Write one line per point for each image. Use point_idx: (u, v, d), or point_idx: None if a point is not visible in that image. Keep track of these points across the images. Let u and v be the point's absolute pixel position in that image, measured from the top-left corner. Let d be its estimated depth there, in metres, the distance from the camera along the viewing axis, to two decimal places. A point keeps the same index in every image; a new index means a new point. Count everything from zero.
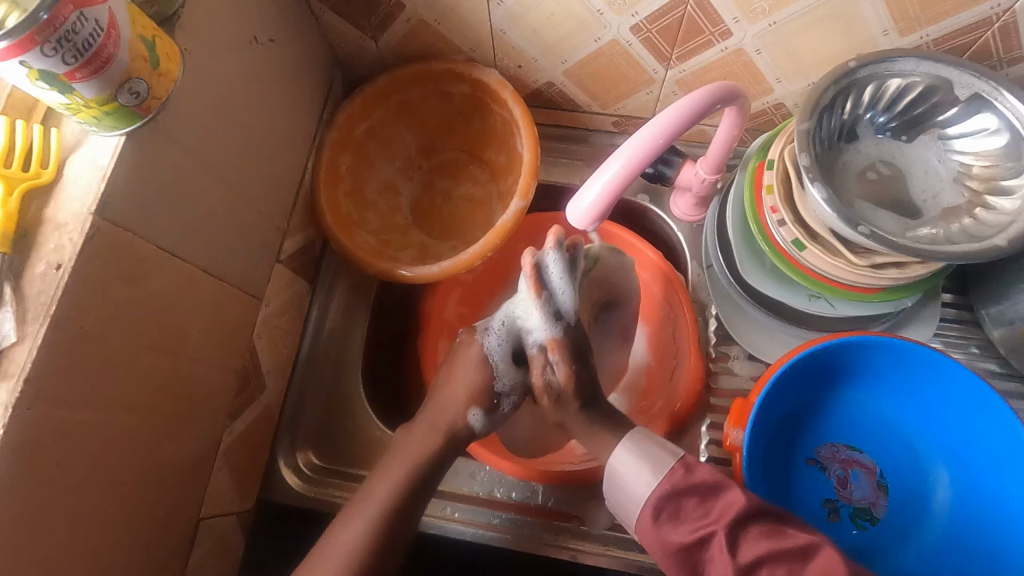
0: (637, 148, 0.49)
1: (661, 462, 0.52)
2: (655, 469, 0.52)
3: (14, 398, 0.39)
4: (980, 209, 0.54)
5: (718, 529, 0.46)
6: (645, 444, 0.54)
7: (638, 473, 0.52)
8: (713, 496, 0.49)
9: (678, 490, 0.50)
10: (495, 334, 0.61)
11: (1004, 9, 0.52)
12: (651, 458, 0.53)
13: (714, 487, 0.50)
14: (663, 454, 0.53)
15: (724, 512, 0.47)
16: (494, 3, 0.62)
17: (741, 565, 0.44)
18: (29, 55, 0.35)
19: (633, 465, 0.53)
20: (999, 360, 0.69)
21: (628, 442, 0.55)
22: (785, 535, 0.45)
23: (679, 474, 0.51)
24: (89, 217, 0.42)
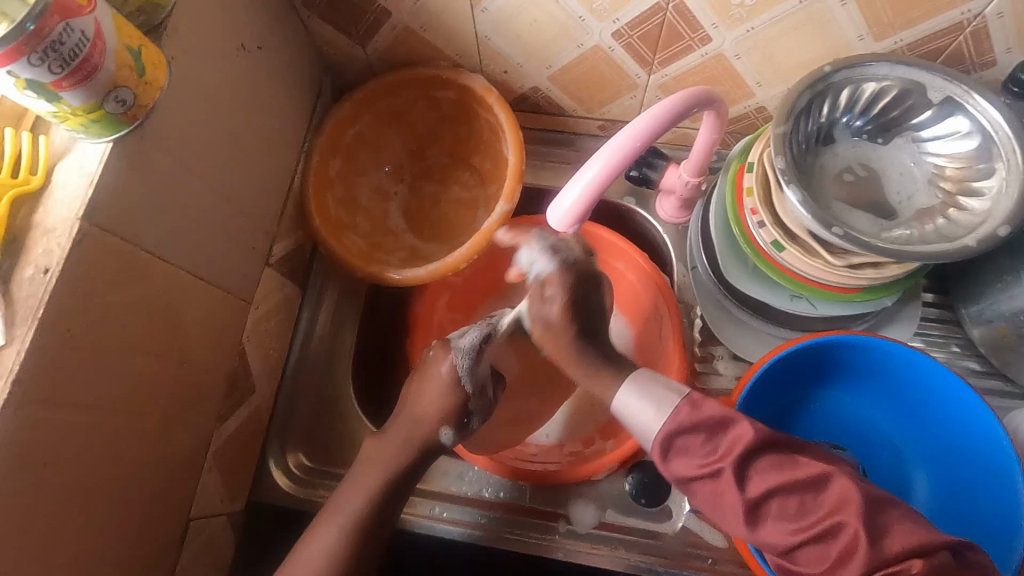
0: (614, 151, 0.50)
1: (666, 401, 0.51)
2: (660, 408, 0.51)
3: (3, 399, 0.40)
4: (953, 209, 0.54)
5: (725, 466, 0.46)
6: (652, 385, 0.53)
7: (644, 411, 0.52)
8: (721, 432, 0.48)
9: (685, 429, 0.49)
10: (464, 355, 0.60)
11: (974, 14, 0.53)
12: (657, 397, 0.52)
13: (721, 422, 0.48)
14: (669, 393, 0.51)
15: (731, 448, 0.46)
16: (478, 10, 0.63)
17: (751, 499, 0.45)
18: (17, 65, 0.37)
19: (640, 403, 0.52)
20: (979, 359, 0.70)
21: (632, 384, 0.54)
22: (798, 464, 0.45)
23: (685, 411, 0.49)
24: (77, 223, 0.43)
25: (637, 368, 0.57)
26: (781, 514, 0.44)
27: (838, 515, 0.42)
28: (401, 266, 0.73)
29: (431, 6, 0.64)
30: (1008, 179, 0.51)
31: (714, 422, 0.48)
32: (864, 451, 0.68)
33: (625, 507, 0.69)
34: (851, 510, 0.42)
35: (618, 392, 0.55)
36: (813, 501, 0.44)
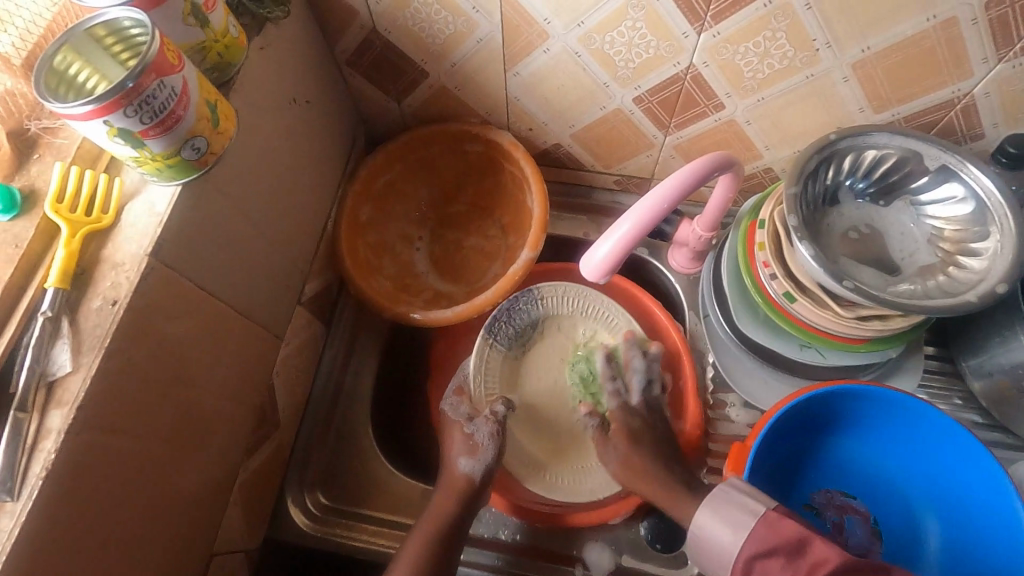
0: (643, 209, 0.53)
1: (742, 523, 0.53)
2: (738, 529, 0.53)
3: (67, 424, 0.42)
4: (953, 267, 0.58)
5: None
6: (727, 505, 0.55)
7: (721, 532, 0.54)
8: (799, 554, 0.49)
9: (762, 552, 0.51)
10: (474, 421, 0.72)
11: (963, 93, 0.59)
12: (733, 519, 0.54)
13: (798, 544, 0.49)
14: (744, 517, 0.53)
15: (812, 571, 0.47)
16: (510, 74, 0.69)
17: None
18: (113, 116, 0.40)
19: (716, 524, 0.55)
20: (981, 411, 0.73)
21: (707, 508, 0.56)
22: None
23: (762, 531, 0.52)
24: (145, 259, 0.46)
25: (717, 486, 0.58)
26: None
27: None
28: (425, 307, 0.76)
29: (468, 68, 0.70)
30: (1002, 240, 0.55)
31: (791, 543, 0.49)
32: (874, 499, 0.69)
33: (642, 552, 0.69)
34: None
35: (695, 524, 0.57)
36: None
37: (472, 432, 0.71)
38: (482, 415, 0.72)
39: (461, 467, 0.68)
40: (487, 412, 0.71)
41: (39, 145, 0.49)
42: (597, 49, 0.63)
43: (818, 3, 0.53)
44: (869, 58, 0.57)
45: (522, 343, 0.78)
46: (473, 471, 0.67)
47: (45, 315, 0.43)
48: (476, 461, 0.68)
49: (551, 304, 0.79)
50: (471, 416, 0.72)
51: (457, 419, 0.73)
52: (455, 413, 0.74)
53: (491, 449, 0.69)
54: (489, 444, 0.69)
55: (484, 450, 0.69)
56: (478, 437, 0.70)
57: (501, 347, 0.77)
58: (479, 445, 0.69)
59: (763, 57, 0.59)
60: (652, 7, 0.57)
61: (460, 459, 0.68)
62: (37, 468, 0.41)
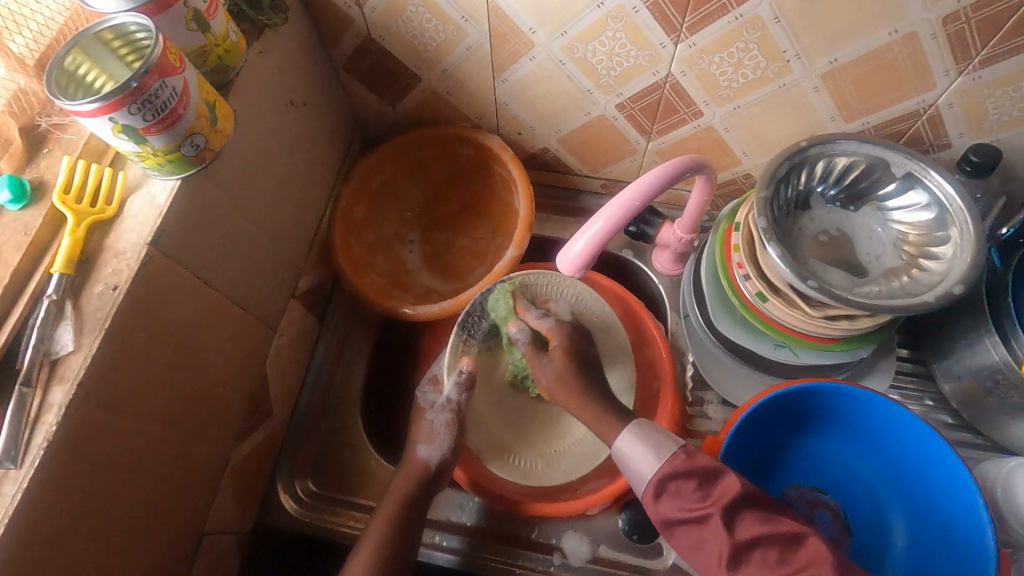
0: (616, 207, 0.55)
1: (665, 447, 0.55)
2: (660, 451, 0.55)
3: (68, 399, 0.44)
4: (916, 269, 0.61)
5: (713, 512, 0.49)
6: (649, 432, 0.57)
7: (643, 454, 0.55)
8: (711, 482, 0.51)
9: (679, 473, 0.52)
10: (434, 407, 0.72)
11: (928, 104, 0.61)
12: (655, 442, 0.56)
13: (713, 473, 0.52)
14: (666, 440, 0.55)
15: (721, 497, 0.50)
16: (498, 80, 0.72)
17: (738, 545, 0.48)
18: (117, 113, 0.44)
19: (641, 448, 0.56)
20: (951, 412, 0.75)
21: (633, 428, 0.58)
22: (779, 521, 0.49)
23: (681, 458, 0.53)
24: (144, 248, 0.49)
25: (635, 420, 0.60)
26: (761, 565, 0.47)
27: (813, 569, 0.45)
28: (414, 302, 0.79)
29: (458, 75, 0.73)
30: (961, 245, 0.58)
31: (705, 471, 0.52)
32: (845, 495, 0.72)
33: (619, 543, 0.71)
34: (825, 566, 0.45)
35: (619, 438, 0.58)
36: (792, 553, 0.47)
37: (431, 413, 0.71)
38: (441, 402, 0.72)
39: (419, 454, 0.68)
40: (446, 401, 0.71)
41: (48, 141, 0.52)
42: (580, 57, 0.66)
43: (786, 17, 0.56)
44: (837, 70, 0.60)
45: (495, 335, 0.77)
46: (431, 458, 0.68)
47: (50, 297, 0.46)
48: (433, 448, 0.69)
49: (532, 292, 0.77)
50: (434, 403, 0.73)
51: (422, 406, 0.73)
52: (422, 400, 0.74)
53: (448, 439, 0.69)
54: (445, 434, 0.69)
55: (442, 440, 0.69)
56: (436, 425, 0.70)
57: (473, 342, 0.75)
58: (436, 435, 0.69)
59: (737, 68, 0.62)
60: (630, 19, 0.60)
61: (420, 447, 0.69)
62: (40, 439, 0.43)
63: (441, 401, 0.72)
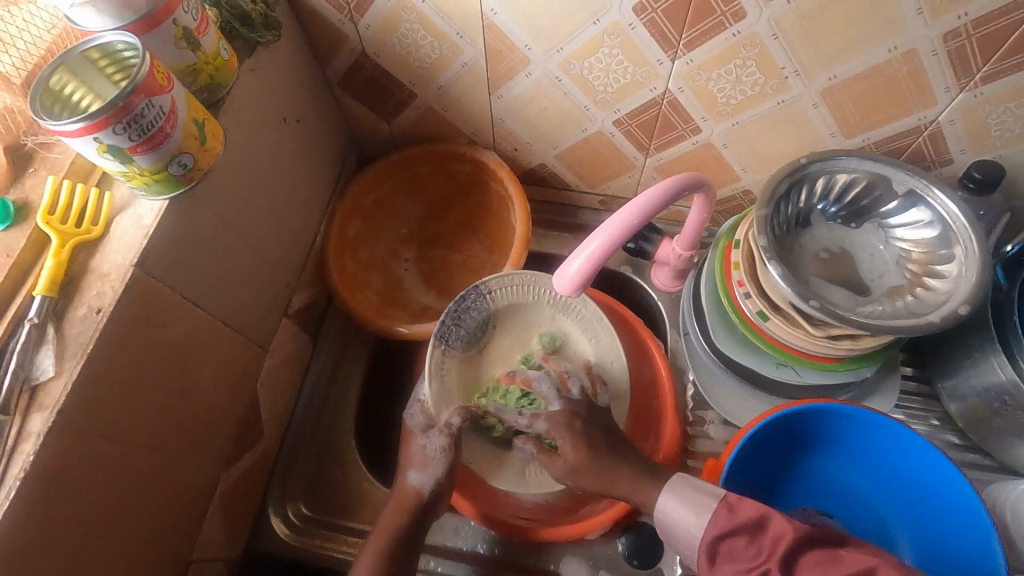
0: (616, 225, 0.53)
1: (705, 506, 0.52)
2: (700, 512, 0.52)
3: (47, 427, 0.43)
4: (921, 288, 0.59)
5: (772, 567, 0.45)
6: (688, 491, 0.55)
7: (684, 515, 0.53)
8: (762, 534, 0.48)
9: (727, 532, 0.49)
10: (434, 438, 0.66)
11: (930, 120, 0.60)
12: (695, 501, 0.54)
13: (761, 521, 0.48)
14: (707, 498, 0.53)
15: (773, 548, 0.46)
16: (494, 96, 0.71)
17: None
18: (102, 133, 0.43)
19: (679, 507, 0.54)
20: (958, 433, 0.74)
21: (670, 489, 0.56)
22: (841, 560, 0.44)
23: (723, 514, 0.51)
24: (130, 269, 0.47)
25: (674, 475, 0.58)
26: None
27: None
28: (410, 320, 0.78)
29: (453, 91, 0.72)
30: (967, 264, 0.56)
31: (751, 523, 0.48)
32: (851, 517, 0.70)
33: (618, 569, 0.70)
34: None
35: (658, 501, 0.56)
36: None
37: (425, 443, 0.66)
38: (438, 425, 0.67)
39: (410, 482, 0.65)
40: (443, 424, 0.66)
41: (33, 160, 0.51)
42: (576, 74, 0.65)
43: (784, 33, 0.55)
44: (836, 86, 0.59)
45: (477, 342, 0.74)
46: (423, 485, 0.64)
47: (32, 321, 0.45)
48: (426, 475, 0.65)
49: (505, 297, 0.73)
50: (427, 425, 0.68)
51: (413, 429, 0.68)
52: (413, 423, 0.69)
53: (444, 463, 0.65)
54: (440, 457, 0.65)
55: (437, 463, 0.65)
56: (431, 452, 0.66)
57: (455, 352, 0.72)
58: (430, 460, 0.65)
59: (735, 84, 0.62)
60: (627, 36, 0.59)
61: (411, 473, 0.65)
62: (16, 469, 0.42)
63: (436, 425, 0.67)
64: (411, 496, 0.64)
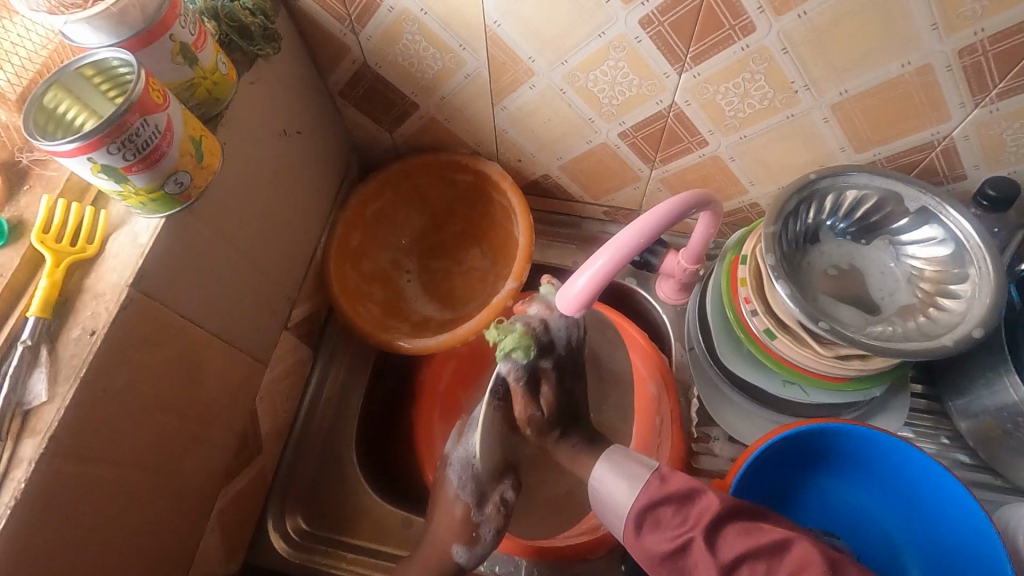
0: (620, 243, 0.53)
1: (637, 477, 0.55)
2: (632, 483, 0.55)
3: (39, 453, 0.42)
4: (933, 308, 0.58)
5: (695, 534, 0.49)
6: (622, 462, 0.58)
7: (616, 486, 0.56)
8: (689, 503, 0.52)
9: (657, 500, 0.53)
10: (485, 525, 0.61)
11: (943, 135, 0.59)
12: (629, 474, 0.56)
13: (688, 495, 0.52)
14: (639, 469, 0.56)
15: (699, 517, 0.50)
16: (497, 107, 0.70)
17: (722, 563, 0.48)
18: (96, 153, 0.42)
19: (613, 480, 0.57)
20: (968, 451, 0.72)
21: (607, 461, 0.58)
22: (760, 531, 0.49)
23: (655, 485, 0.54)
24: (125, 290, 0.47)
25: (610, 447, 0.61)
26: None
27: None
28: (411, 334, 0.77)
29: (456, 102, 0.71)
30: (980, 284, 0.55)
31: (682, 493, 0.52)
32: (853, 536, 0.69)
33: None
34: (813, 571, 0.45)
35: (594, 469, 0.59)
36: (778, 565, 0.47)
37: (478, 522, 0.61)
38: (492, 502, 0.62)
39: (453, 552, 0.61)
40: (498, 503, 0.62)
41: (28, 177, 0.50)
42: (581, 86, 0.64)
43: (794, 47, 0.54)
44: (847, 101, 0.58)
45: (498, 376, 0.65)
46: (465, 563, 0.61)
47: (24, 343, 0.44)
48: (471, 552, 0.61)
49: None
50: (480, 500, 0.62)
51: (465, 502, 0.61)
52: (464, 493, 0.61)
53: (493, 542, 0.62)
54: (491, 539, 0.62)
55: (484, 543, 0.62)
56: (482, 529, 0.62)
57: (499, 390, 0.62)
58: (480, 539, 0.61)
59: (744, 98, 0.60)
60: (633, 49, 0.58)
61: (455, 544, 0.61)
62: (6, 497, 0.41)
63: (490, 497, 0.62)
64: (446, 562, 0.61)
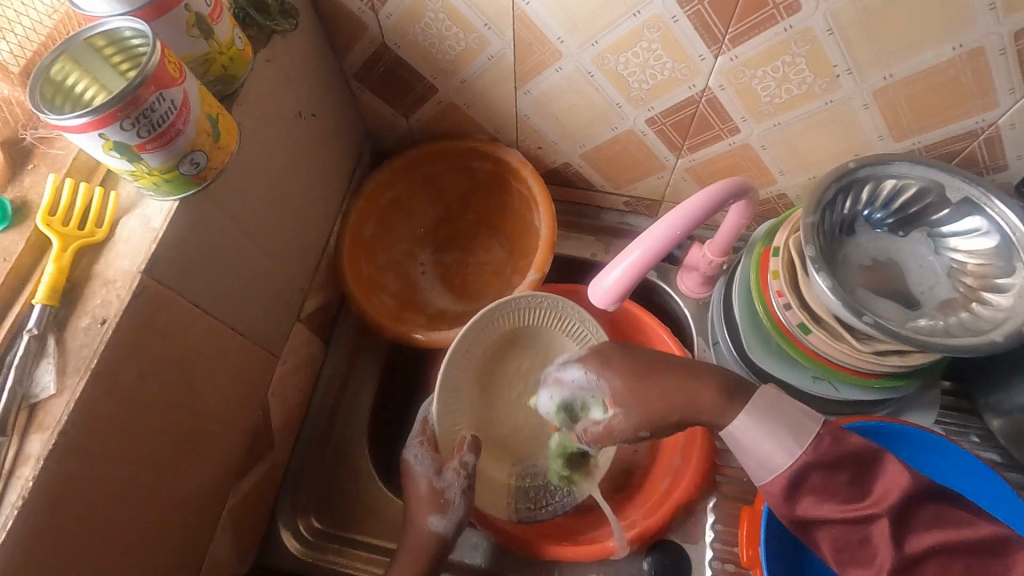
0: (655, 236, 0.52)
1: (803, 429, 0.42)
2: (797, 436, 0.42)
3: (48, 449, 0.40)
4: (976, 303, 0.56)
5: (881, 514, 0.39)
6: (782, 410, 0.44)
7: (767, 442, 0.43)
8: (868, 472, 0.41)
9: (823, 462, 0.41)
10: (450, 483, 0.61)
11: (988, 123, 0.56)
12: (790, 423, 0.43)
13: (868, 457, 0.41)
14: (806, 419, 0.43)
15: (887, 492, 0.39)
16: (520, 91, 0.67)
17: (905, 558, 0.39)
18: (108, 129, 0.39)
19: (759, 434, 0.43)
20: (1000, 450, 0.70)
21: (753, 410, 0.45)
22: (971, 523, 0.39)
23: (827, 444, 0.41)
24: (137, 276, 0.44)
25: None
26: None
27: None
28: (428, 326, 0.74)
29: (477, 86, 0.69)
30: None
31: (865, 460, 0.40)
32: None
33: None
34: None
35: (733, 422, 0.45)
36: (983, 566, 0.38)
37: (442, 488, 0.61)
38: (450, 466, 0.62)
39: (430, 526, 0.60)
40: (457, 466, 0.61)
41: (33, 156, 0.47)
42: (610, 69, 0.61)
43: (840, 29, 0.51)
44: (891, 86, 0.56)
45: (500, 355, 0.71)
46: (446, 531, 0.60)
47: (30, 333, 0.41)
48: (448, 518, 0.61)
49: (532, 318, 0.70)
50: (438, 467, 0.62)
51: (425, 472, 0.62)
52: (422, 467, 0.62)
53: (464, 505, 0.61)
54: (461, 502, 0.61)
55: (456, 507, 0.61)
56: (450, 494, 0.61)
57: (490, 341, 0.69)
58: (451, 503, 0.61)
59: (781, 83, 0.58)
60: (668, 29, 0.55)
61: (430, 517, 0.61)
62: (14, 496, 0.38)
63: (448, 464, 0.62)
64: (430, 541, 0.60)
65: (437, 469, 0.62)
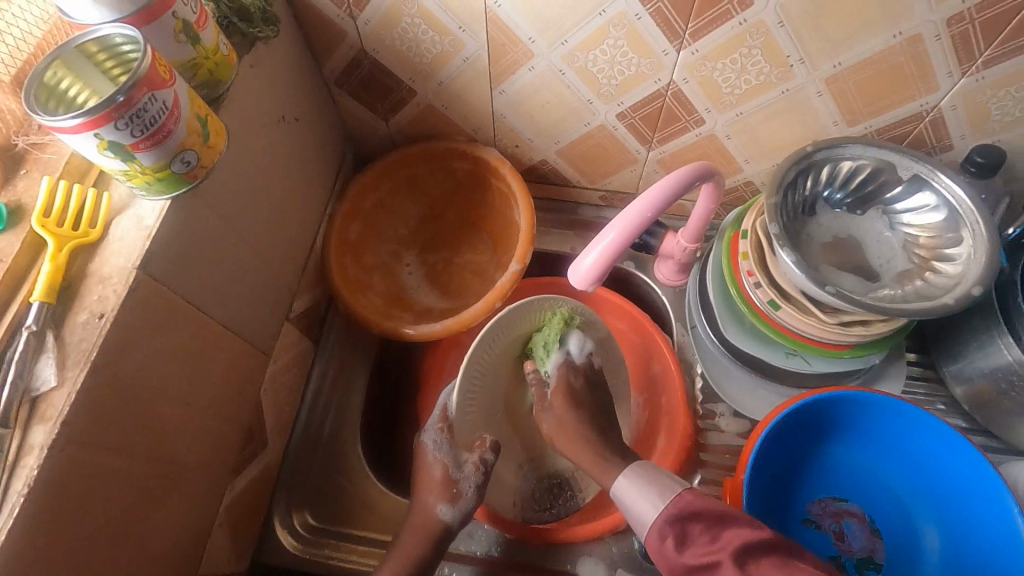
0: (628, 219, 0.55)
1: (668, 490, 0.57)
2: (661, 494, 0.57)
3: (51, 439, 0.41)
4: (930, 272, 0.60)
5: (723, 558, 0.49)
6: (655, 476, 0.59)
7: (640, 500, 0.58)
8: (720, 526, 0.52)
9: (685, 516, 0.54)
10: (467, 476, 0.67)
11: (932, 106, 0.61)
12: (658, 486, 0.58)
13: (723, 519, 0.53)
14: (671, 484, 0.58)
15: (730, 542, 0.50)
16: (496, 91, 0.70)
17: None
18: (103, 129, 0.41)
19: (636, 492, 0.58)
20: (964, 416, 0.74)
21: (628, 472, 0.61)
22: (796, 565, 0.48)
23: (686, 498, 0.55)
24: (133, 272, 0.45)
25: (634, 461, 0.63)
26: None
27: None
28: (415, 322, 0.76)
29: (454, 87, 0.72)
30: (975, 245, 0.57)
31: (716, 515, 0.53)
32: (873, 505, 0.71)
33: (634, 565, 0.69)
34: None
35: (616, 478, 0.61)
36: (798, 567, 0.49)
37: (458, 478, 0.67)
38: (470, 461, 0.67)
39: (438, 513, 0.65)
40: (477, 461, 0.67)
41: (25, 161, 0.48)
42: (580, 67, 0.64)
43: (790, 21, 0.55)
44: (841, 74, 0.60)
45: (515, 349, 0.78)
46: (452, 521, 0.65)
47: (29, 329, 0.43)
48: (456, 509, 0.66)
49: None
50: (456, 458, 0.68)
51: (443, 459, 0.67)
52: (440, 454, 0.68)
53: (475, 496, 0.67)
54: (471, 494, 0.66)
55: (467, 499, 0.66)
56: (463, 485, 0.67)
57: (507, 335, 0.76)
58: (462, 494, 0.66)
59: (740, 74, 0.62)
60: (632, 26, 0.59)
61: (439, 504, 0.66)
62: (19, 485, 0.40)
63: (467, 458, 0.68)
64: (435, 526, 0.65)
65: (455, 461, 0.68)
